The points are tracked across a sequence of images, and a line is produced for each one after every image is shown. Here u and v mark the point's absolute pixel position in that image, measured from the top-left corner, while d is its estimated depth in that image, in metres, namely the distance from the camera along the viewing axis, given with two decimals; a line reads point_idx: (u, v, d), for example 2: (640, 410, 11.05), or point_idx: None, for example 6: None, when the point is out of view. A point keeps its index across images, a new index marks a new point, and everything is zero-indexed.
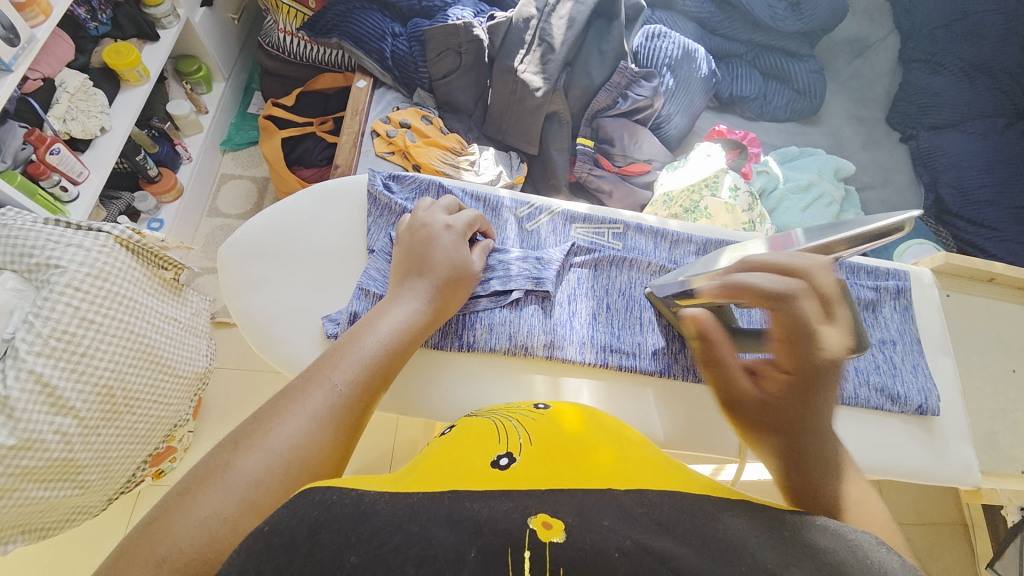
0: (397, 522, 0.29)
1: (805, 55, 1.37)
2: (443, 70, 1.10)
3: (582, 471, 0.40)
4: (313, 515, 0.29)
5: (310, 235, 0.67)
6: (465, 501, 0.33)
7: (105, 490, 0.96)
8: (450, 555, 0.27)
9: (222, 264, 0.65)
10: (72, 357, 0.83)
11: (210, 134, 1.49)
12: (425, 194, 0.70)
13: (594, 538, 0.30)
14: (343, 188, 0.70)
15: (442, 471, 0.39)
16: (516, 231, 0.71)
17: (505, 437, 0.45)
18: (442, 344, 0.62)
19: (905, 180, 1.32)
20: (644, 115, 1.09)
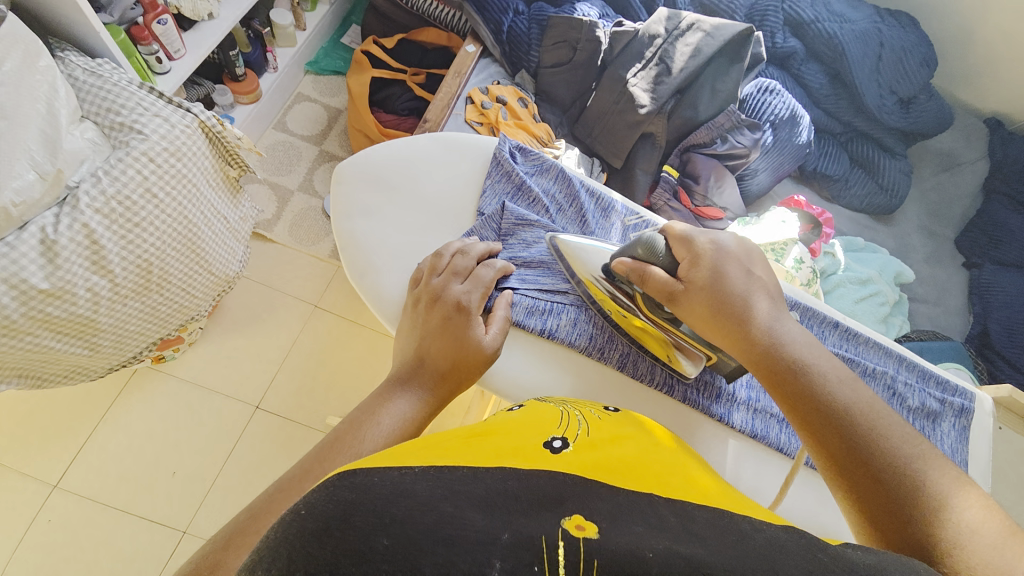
0: (432, 501, 0.28)
1: (897, 153, 1.37)
2: (554, 60, 1.10)
3: (629, 469, 0.38)
4: (347, 498, 0.28)
5: (425, 179, 0.66)
6: (505, 486, 0.31)
7: (110, 359, 0.96)
8: (481, 536, 0.27)
9: (336, 179, 0.66)
10: (126, 224, 0.83)
11: (301, 51, 1.48)
12: (545, 174, 0.70)
13: (627, 539, 0.28)
14: (467, 144, 0.69)
15: (491, 444, 0.38)
16: (619, 237, 0.68)
17: (565, 425, 0.44)
18: (524, 322, 0.61)
19: (956, 304, 1.31)
20: (736, 163, 1.08)
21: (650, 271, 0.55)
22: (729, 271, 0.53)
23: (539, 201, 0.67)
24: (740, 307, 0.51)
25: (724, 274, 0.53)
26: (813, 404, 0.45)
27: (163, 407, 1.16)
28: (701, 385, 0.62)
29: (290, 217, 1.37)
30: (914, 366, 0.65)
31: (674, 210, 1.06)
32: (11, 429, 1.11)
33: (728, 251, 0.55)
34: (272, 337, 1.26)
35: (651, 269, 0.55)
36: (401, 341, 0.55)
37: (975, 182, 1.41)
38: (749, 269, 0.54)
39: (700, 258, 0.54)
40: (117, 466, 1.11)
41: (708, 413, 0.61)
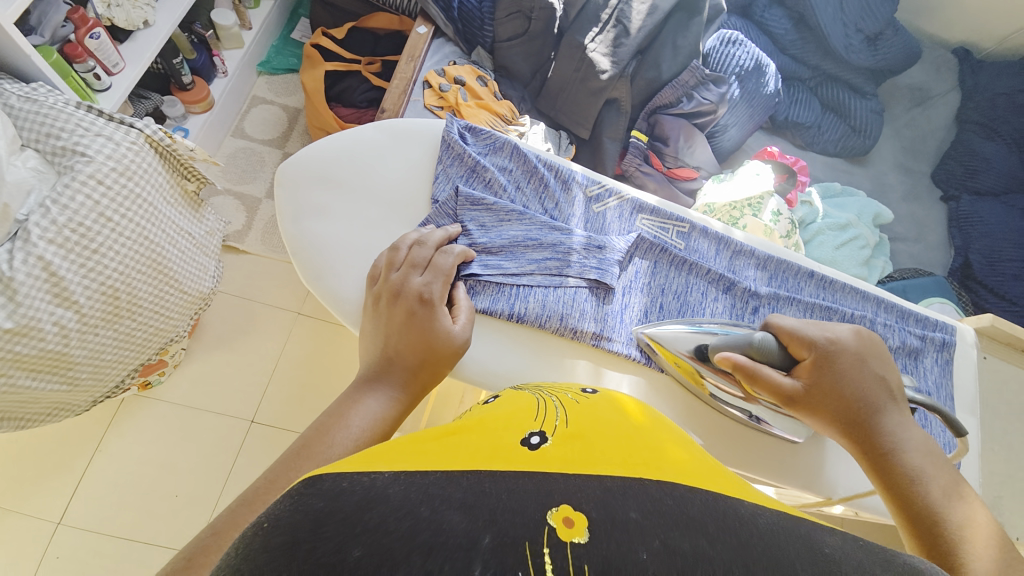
0: (408, 506, 0.27)
1: (868, 93, 1.35)
2: (509, 33, 1.06)
3: (613, 457, 0.37)
4: (316, 507, 0.27)
5: (373, 171, 0.64)
6: (483, 485, 0.30)
7: (92, 390, 0.94)
8: (461, 541, 0.25)
9: (280, 182, 0.63)
10: (84, 251, 0.80)
11: (250, 52, 1.43)
12: (499, 153, 0.67)
13: (621, 539, 0.27)
14: (415, 130, 0.67)
15: (467, 444, 0.37)
16: (583, 210, 0.66)
17: (543, 417, 0.43)
18: (492, 308, 0.59)
19: (937, 239, 1.31)
20: (704, 120, 1.07)
21: (764, 372, 0.53)
22: (867, 376, 0.53)
23: (495, 182, 0.65)
24: (871, 413, 0.51)
25: (856, 379, 0.52)
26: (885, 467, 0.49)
27: (156, 431, 1.15)
28: None
29: (262, 225, 1.34)
30: (892, 307, 0.65)
31: (647, 174, 1.04)
32: (5, 473, 1.09)
33: (853, 350, 0.54)
34: (256, 349, 1.24)
35: (766, 369, 0.53)
36: (368, 340, 0.54)
37: (946, 114, 1.40)
38: (873, 365, 0.54)
39: (827, 360, 0.53)
40: (117, 495, 1.10)
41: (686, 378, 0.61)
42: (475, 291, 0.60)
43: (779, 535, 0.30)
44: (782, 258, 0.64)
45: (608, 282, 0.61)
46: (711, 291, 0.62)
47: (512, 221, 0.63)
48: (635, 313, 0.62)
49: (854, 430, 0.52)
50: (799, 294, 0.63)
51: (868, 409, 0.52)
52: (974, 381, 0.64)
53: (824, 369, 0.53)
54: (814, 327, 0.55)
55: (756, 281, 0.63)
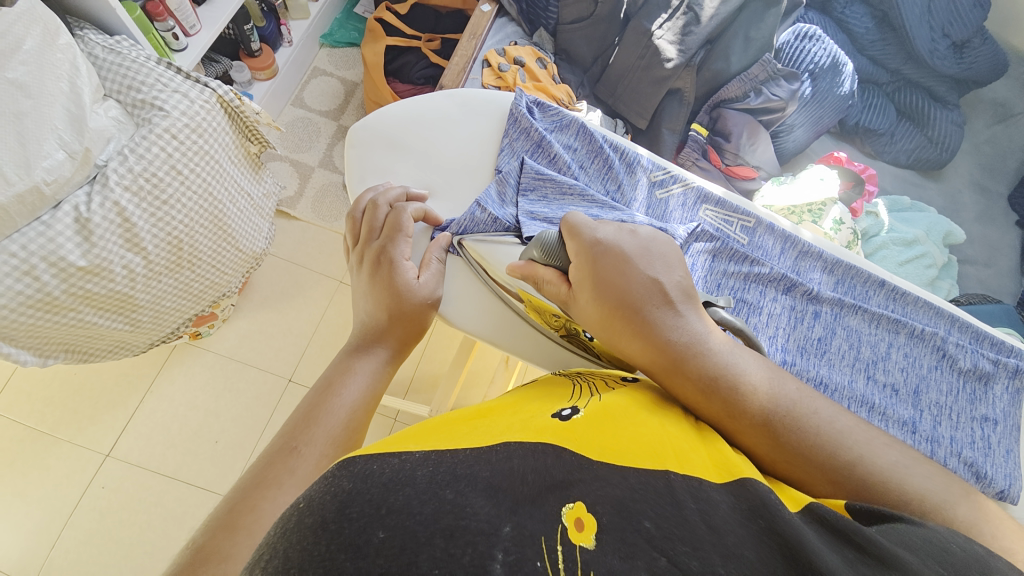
0: (432, 488, 0.29)
1: (950, 103, 1.26)
2: (573, 16, 1.04)
3: (644, 439, 0.36)
4: (345, 488, 0.29)
5: (439, 138, 0.64)
6: (512, 462, 0.32)
7: (150, 334, 1.01)
8: (483, 526, 0.26)
9: (349, 142, 0.65)
10: (155, 201, 0.85)
11: (314, 24, 1.46)
12: (566, 131, 0.66)
13: (624, 554, 0.26)
14: (484, 101, 0.67)
15: (498, 422, 0.38)
16: (645, 195, 0.64)
17: (576, 397, 0.43)
18: None
19: (1009, 265, 1.22)
20: (771, 118, 1.02)
21: (543, 277, 0.51)
22: (636, 274, 0.47)
23: (560, 158, 0.63)
24: (642, 312, 0.46)
25: (626, 282, 0.47)
26: (683, 379, 0.44)
27: (201, 380, 1.22)
28: None
29: (312, 193, 1.38)
30: (967, 327, 0.60)
31: (703, 169, 1.00)
32: (65, 401, 1.18)
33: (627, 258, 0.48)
34: (298, 313, 1.29)
35: (541, 274, 0.51)
36: (355, 302, 0.56)
37: None
38: (638, 265, 0.48)
39: (589, 261, 0.48)
40: (162, 435, 1.17)
41: None
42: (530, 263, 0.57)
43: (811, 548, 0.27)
44: (852, 264, 0.61)
45: None
46: (770, 290, 0.59)
47: (574, 197, 0.60)
48: None
49: (632, 339, 0.46)
50: (866, 302, 0.60)
51: (637, 309, 0.46)
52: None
53: (586, 268, 0.48)
54: (579, 227, 0.50)
55: (822, 286, 0.60)
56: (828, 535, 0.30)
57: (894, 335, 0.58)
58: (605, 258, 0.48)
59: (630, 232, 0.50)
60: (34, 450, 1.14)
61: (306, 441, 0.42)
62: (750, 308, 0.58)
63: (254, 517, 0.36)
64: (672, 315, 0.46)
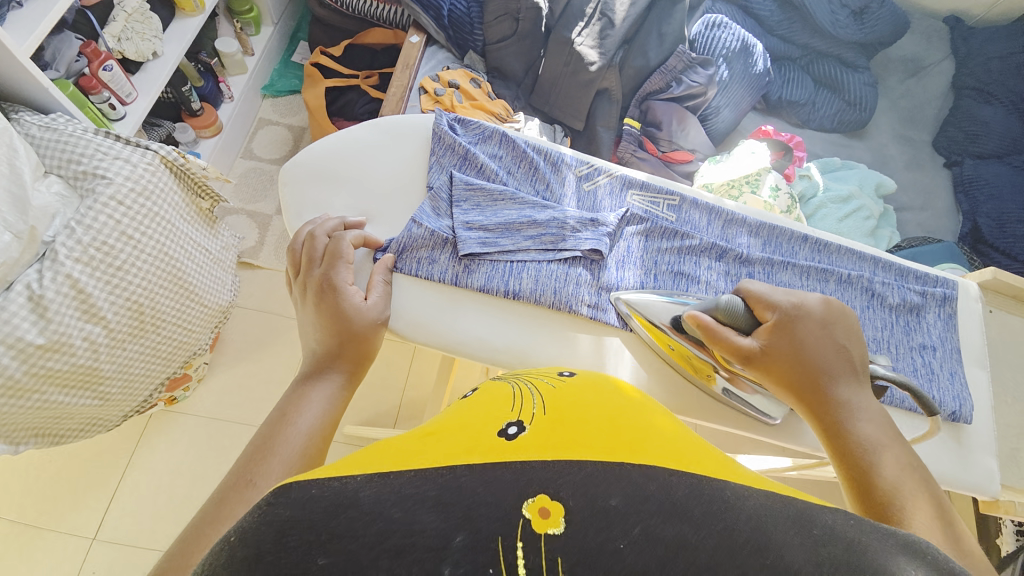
0: (378, 508, 0.24)
1: (859, 66, 1.35)
2: (498, 35, 1.10)
3: (608, 436, 0.32)
4: (284, 516, 0.24)
5: (369, 165, 0.67)
6: (460, 479, 0.26)
7: (122, 405, 0.99)
8: (432, 542, 0.23)
9: (283, 182, 0.67)
10: (108, 269, 0.85)
11: (253, 77, 1.49)
12: (489, 141, 0.69)
13: (598, 529, 0.24)
14: (407, 124, 0.70)
15: (447, 440, 0.33)
16: (573, 189, 0.68)
17: (522, 407, 0.39)
18: (488, 285, 0.61)
19: (943, 206, 1.30)
20: (695, 103, 1.08)
21: (721, 334, 0.53)
22: (841, 344, 0.52)
23: (487, 167, 0.67)
24: (822, 370, 0.50)
25: (810, 343, 0.51)
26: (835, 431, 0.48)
27: (183, 445, 1.19)
28: None
29: (273, 240, 1.38)
30: (890, 265, 0.65)
31: (642, 159, 1.05)
32: (42, 491, 1.13)
33: (819, 316, 0.53)
34: (274, 360, 1.28)
35: (724, 333, 0.53)
36: (304, 336, 0.55)
37: (943, 81, 1.40)
38: (834, 334, 0.52)
39: (789, 323, 0.52)
40: (149, 508, 1.14)
41: None
42: (473, 270, 0.61)
43: (772, 515, 0.26)
44: (775, 225, 0.66)
45: (601, 254, 0.62)
46: (704, 260, 0.64)
47: (506, 202, 0.65)
48: (630, 286, 0.62)
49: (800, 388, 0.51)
50: (794, 258, 0.64)
51: (825, 372, 0.50)
52: (981, 333, 0.64)
53: (789, 333, 0.52)
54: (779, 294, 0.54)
55: (751, 249, 0.65)
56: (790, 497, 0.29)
57: (824, 284, 0.62)
58: (811, 334, 0.52)
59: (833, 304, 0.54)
60: (15, 546, 1.09)
61: (261, 473, 0.39)
62: (688, 279, 0.63)
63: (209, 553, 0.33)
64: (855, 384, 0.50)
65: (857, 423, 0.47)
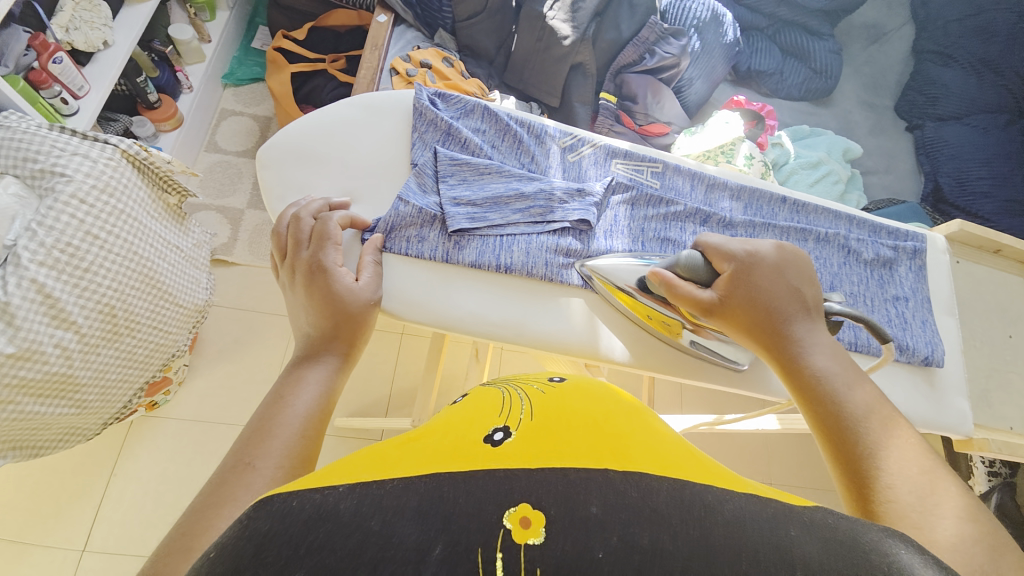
0: (356, 521, 0.26)
1: (824, 34, 1.38)
2: (468, 11, 1.07)
3: (580, 443, 0.34)
4: (262, 530, 0.25)
5: (349, 143, 0.65)
6: (442, 489, 0.28)
7: (100, 414, 0.96)
8: (410, 555, 0.24)
9: (261, 164, 0.65)
10: (75, 271, 0.80)
11: (212, 65, 1.42)
12: (470, 115, 0.68)
13: (575, 539, 0.26)
14: (387, 99, 0.68)
15: (429, 446, 0.35)
16: (558, 161, 0.68)
17: (508, 412, 0.40)
18: (479, 261, 0.60)
19: (906, 168, 1.35)
20: (668, 75, 1.09)
21: (680, 288, 0.55)
22: (791, 286, 0.54)
23: (470, 142, 0.66)
24: (778, 314, 0.53)
25: (764, 287, 0.53)
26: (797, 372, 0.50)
27: (169, 450, 1.16)
28: None
29: (247, 235, 1.34)
30: (865, 223, 0.67)
31: (619, 134, 1.05)
32: (21, 507, 1.09)
33: (772, 262, 0.55)
34: (258, 358, 1.26)
35: (682, 287, 0.55)
36: (295, 319, 0.54)
37: (903, 47, 1.44)
38: (787, 277, 0.54)
39: (744, 270, 0.54)
40: (138, 516, 1.11)
41: None
42: (463, 247, 0.61)
43: (746, 517, 0.29)
44: (755, 188, 0.67)
45: (590, 224, 0.62)
46: (689, 225, 0.65)
47: (492, 176, 0.64)
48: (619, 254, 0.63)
49: (762, 334, 0.53)
50: (775, 219, 0.66)
51: (782, 315, 0.53)
52: (949, 283, 0.67)
53: (743, 280, 0.54)
54: (735, 243, 0.56)
55: (733, 212, 0.66)
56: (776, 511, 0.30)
57: (803, 243, 0.64)
58: (766, 279, 0.54)
59: (788, 249, 0.56)
60: None
61: (259, 455, 0.39)
62: (674, 245, 0.64)
63: (209, 534, 0.34)
64: (809, 325, 0.52)
65: (814, 361, 0.50)
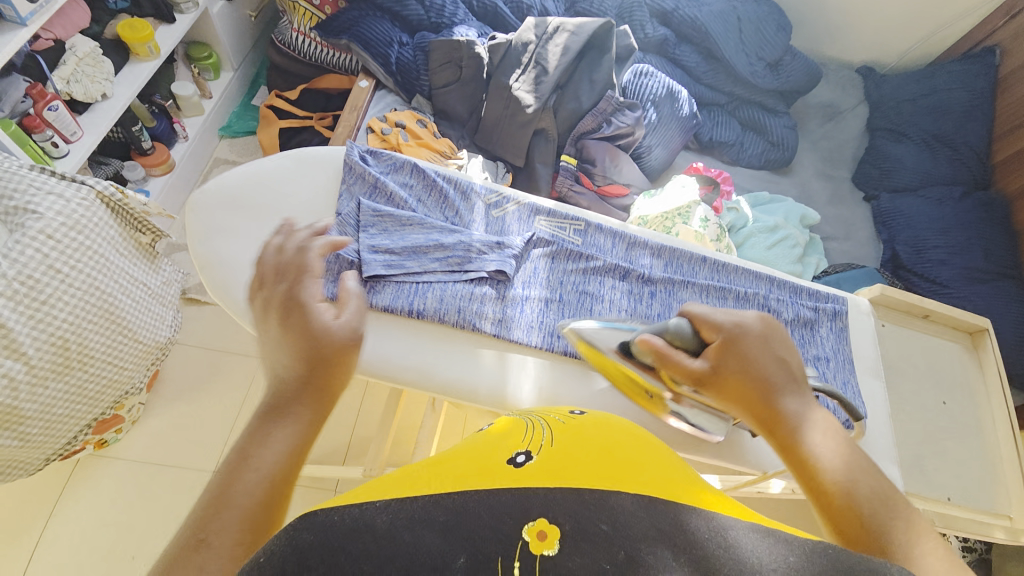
0: (392, 532, 0.31)
1: (780, 111, 1.49)
2: (443, 81, 1.17)
3: (590, 468, 0.40)
4: (306, 540, 0.30)
5: (280, 192, 0.70)
6: (467, 505, 0.35)
7: (45, 448, 0.93)
8: (436, 562, 0.30)
9: (189, 209, 0.68)
10: (32, 304, 0.82)
11: (211, 118, 1.51)
12: (400, 171, 0.74)
13: (581, 555, 0.32)
14: (322, 153, 0.73)
15: (456, 467, 0.41)
16: (483, 216, 0.73)
17: (530, 437, 0.46)
18: (392, 305, 0.64)
19: (865, 236, 1.41)
20: (626, 142, 1.16)
21: (670, 356, 0.55)
22: (777, 355, 0.53)
23: (396, 196, 0.71)
24: (771, 385, 0.51)
25: (756, 357, 0.52)
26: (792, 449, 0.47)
27: (109, 495, 1.12)
28: None
29: None
30: (785, 284, 0.71)
31: (579, 193, 1.12)
32: None
33: (758, 332, 0.54)
34: (216, 400, 1.24)
35: (675, 355, 0.55)
36: (264, 356, 0.49)
37: (858, 124, 1.54)
38: (776, 347, 0.53)
39: (734, 340, 0.53)
40: (66, 566, 1.04)
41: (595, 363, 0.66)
42: (377, 292, 0.64)
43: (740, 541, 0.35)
44: (675, 248, 0.72)
45: (505, 276, 0.68)
46: (608, 280, 0.71)
47: (415, 228, 0.69)
48: (535, 304, 0.68)
49: (755, 407, 0.51)
50: (693, 278, 0.71)
51: (772, 386, 0.51)
52: (873, 345, 0.71)
53: (734, 351, 0.53)
54: (721, 313, 0.56)
55: (653, 269, 0.72)
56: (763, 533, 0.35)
57: (718, 301, 0.69)
58: (756, 350, 0.53)
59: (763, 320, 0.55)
60: None
61: (215, 529, 0.37)
62: (590, 300, 0.69)
63: None
64: (802, 397, 0.50)
65: (810, 436, 0.47)
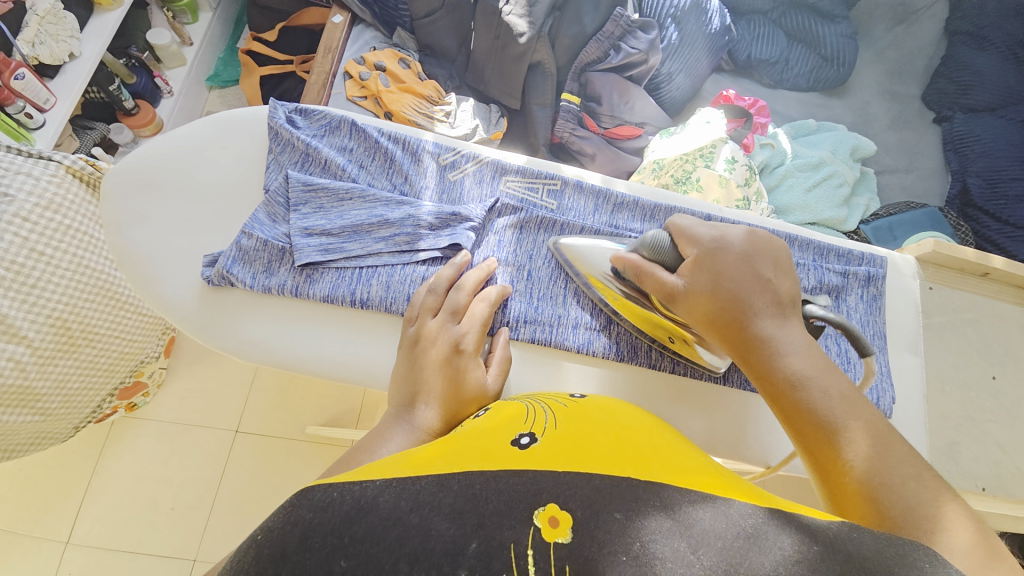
0: (397, 514, 0.27)
1: (838, 16, 1.22)
2: (425, 8, 0.99)
3: (605, 454, 0.35)
4: (306, 519, 0.27)
5: (199, 169, 0.67)
6: (474, 488, 0.29)
7: (69, 418, 1.00)
8: (448, 548, 0.26)
9: (104, 195, 0.65)
10: (23, 288, 0.82)
11: (195, 68, 1.42)
12: (335, 130, 0.69)
13: (603, 542, 0.27)
14: (241, 119, 0.69)
15: (459, 449, 0.35)
16: (437, 180, 0.69)
17: (532, 420, 0.41)
18: (331, 294, 0.62)
19: (930, 166, 1.20)
20: (638, 72, 0.99)
21: (646, 271, 0.57)
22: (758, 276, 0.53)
23: (331, 163, 0.67)
24: (746, 309, 0.51)
25: (729, 275, 0.53)
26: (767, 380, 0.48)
27: (146, 451, 1.20)
28: (551, 320, 0.65)
29: None
30: (807, 245, 0.68)
31: (582, 138, 0.99)
32: (15, 499, 1.16)
33: (740, 249, 0.54)
34: (231, 363, 1.28)
35: (649, 270, 0.57)
36: None
37: (936, 27, 1.26)
38: (757, 265, 0.53)
39: (709, 255, 0.54)
40: (119, 513, 1.16)
41: (563, 347, 0.64)
42: (315, 280, 0.63)
43: (771, 537, 0.29)
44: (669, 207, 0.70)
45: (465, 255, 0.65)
46: None
47: (355, 202, 0.66)
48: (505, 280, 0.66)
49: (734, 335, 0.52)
50: None
51: (749, 311, 0.51)
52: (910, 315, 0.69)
53: (707, 270, 0.54)
54: (703, 228, 0.56)
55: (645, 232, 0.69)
56: (804, 530, 0.30)
57: None
58: (734, 273, 0.52)
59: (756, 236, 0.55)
60: None
61: None
62: (567, 276, 0.67)
63: None
64: (781, 322, 0.50)
65: (783, 357, 0.48)
